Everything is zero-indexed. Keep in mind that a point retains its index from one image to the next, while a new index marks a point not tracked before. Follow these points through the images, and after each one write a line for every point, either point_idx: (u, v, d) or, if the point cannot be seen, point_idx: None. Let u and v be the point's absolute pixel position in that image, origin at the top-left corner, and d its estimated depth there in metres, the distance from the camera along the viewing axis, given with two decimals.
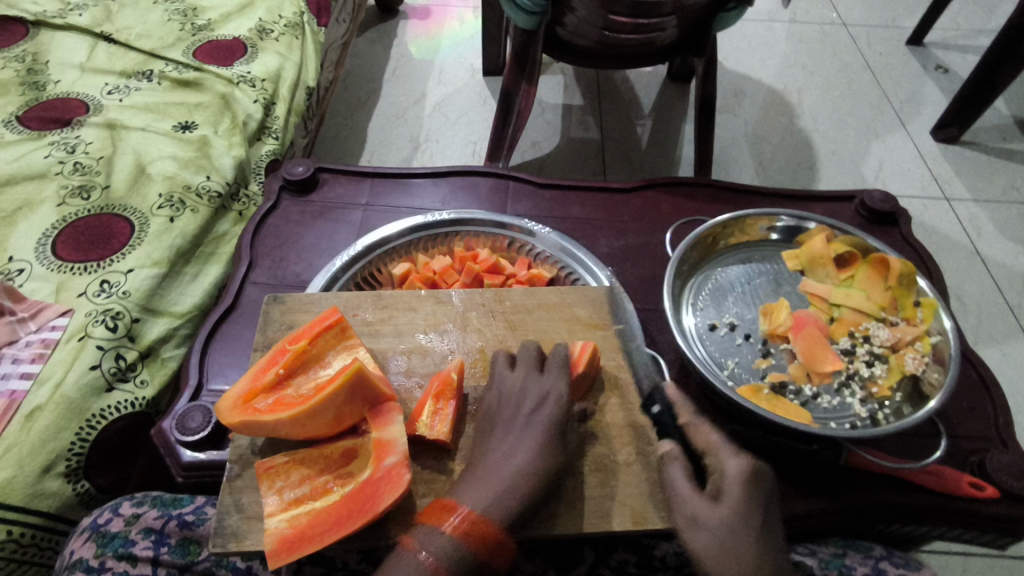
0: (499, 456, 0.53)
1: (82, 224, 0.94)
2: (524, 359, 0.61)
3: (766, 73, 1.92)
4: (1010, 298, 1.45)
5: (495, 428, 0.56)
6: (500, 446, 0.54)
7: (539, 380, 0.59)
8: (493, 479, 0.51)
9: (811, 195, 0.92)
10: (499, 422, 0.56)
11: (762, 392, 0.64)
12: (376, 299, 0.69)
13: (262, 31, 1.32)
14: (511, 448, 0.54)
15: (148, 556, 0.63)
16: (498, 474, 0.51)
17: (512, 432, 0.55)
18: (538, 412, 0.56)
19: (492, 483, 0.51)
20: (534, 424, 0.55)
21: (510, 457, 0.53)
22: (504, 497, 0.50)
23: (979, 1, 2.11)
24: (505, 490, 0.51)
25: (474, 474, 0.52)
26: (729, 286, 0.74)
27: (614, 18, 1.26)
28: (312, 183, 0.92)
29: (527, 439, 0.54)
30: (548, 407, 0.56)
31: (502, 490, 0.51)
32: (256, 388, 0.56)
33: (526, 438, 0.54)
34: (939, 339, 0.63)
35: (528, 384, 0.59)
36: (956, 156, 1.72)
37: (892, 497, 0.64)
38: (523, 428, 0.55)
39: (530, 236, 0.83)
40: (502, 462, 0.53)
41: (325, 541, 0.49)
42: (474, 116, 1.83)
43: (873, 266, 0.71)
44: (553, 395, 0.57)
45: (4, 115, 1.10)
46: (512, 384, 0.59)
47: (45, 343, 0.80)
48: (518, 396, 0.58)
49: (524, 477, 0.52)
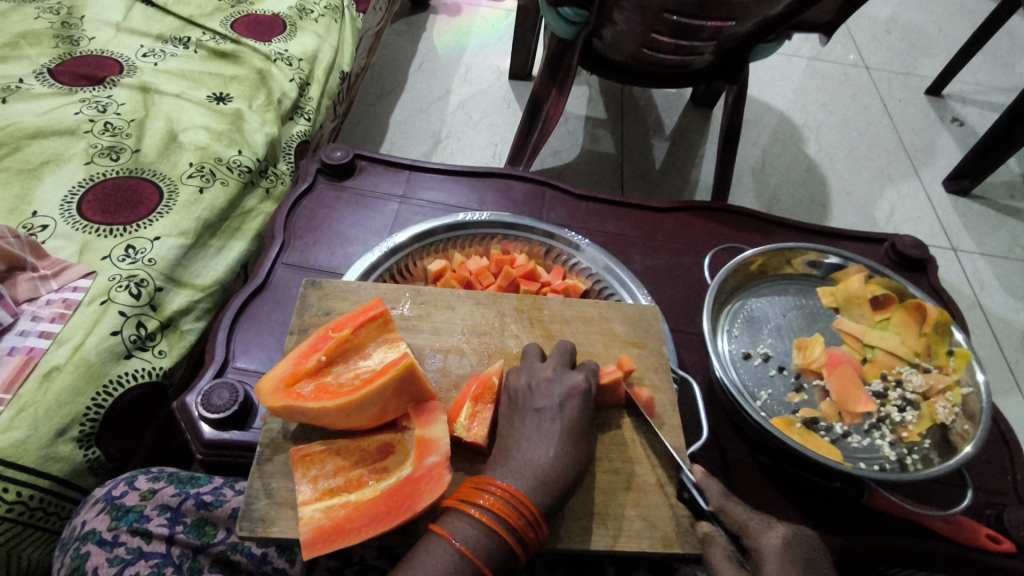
0: (529, 453, 0.52)
1: (109, 186, 0.92)
2: (558, 359, 0.60)
3: (788, 107, 1.94)
4: (1009, 352, 1.47)
5: (524, 424, 0.55)
6: (530, 443, 0.53)
7: (567, 374, 0.58)
8: (524, 477, 0.50)
9: (843, 234, 0.94)
10: (527, 417, 0.55)
11: (795, 426, 0.64)
12: (415, 294, 0.68)
13: (302, 10, 1.30)
14: (540, 446, 0.53)
15: (163, 533, 0.61)
16: (529, 475, 0.51)
17: (541, 429, 0.54)
18: (567, 409, 0.55)
19: (523, 484, 0.50)
20: (565, 431, 0.54)
21: (540, 457, 0.52)
22: (536, 496, 0.50)
23: (997, 59, 2.15)
24: (536, 488, 0.50)
25: (503, 468, 0.52)
26: (764, 317, 0.75)
27: (656, 37, 1.24)
28: (350, 169, 0.92)
29: (559, 442, 0.53)
30: (573, 403, 0.55)
31: (532, 489, 0.50)
32: (298, 372, 0.56)
33: (557, 441, 0.53)
34: (970, 391, 0.65)
35: (556, 377, 0.57)
36: (965, 208, 1.75)
37: (911, 542, 0.64)
38: (553, 428, 0.54)
39: (575, 249, 0.83)
40: (531, 463, 0.52)
41: (361, 536, 0.49)
42: (498, 118, 1.83)
43: (908, 310, 0.72)
44: (576, 386, 0.56)
45: (35, 65, 1.08)
46: (541, 376, 0.58)
47: (66, 303, 0.78)
48: (549, 389, 0.56)
49: (552, 478, 0.51)
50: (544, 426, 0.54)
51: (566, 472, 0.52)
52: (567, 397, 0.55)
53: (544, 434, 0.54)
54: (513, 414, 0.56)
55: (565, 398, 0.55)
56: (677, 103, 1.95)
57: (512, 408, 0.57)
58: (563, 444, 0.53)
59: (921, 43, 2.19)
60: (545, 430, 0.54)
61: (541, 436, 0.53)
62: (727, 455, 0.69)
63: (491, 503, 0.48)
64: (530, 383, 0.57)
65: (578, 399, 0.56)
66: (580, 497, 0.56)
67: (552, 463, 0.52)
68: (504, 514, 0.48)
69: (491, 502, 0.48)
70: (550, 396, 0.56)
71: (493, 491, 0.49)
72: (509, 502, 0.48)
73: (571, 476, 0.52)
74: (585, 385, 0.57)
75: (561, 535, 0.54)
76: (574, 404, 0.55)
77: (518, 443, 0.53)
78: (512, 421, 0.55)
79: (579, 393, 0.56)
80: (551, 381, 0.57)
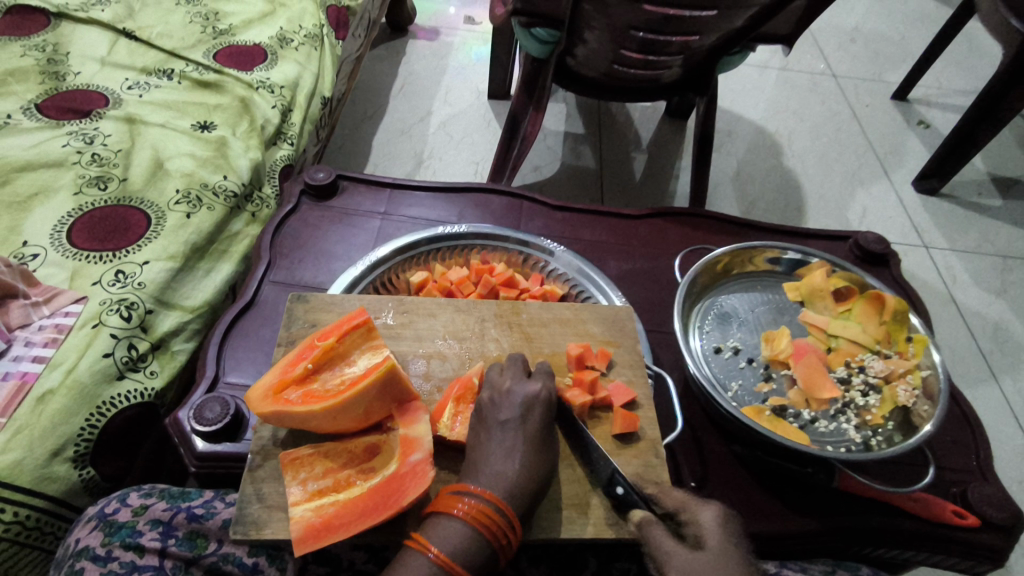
0: (499, 465, 0.54)
1: (97, 215, 0.95)
2: (514, 370, 0.62)
3: (759, 115, 2.00)
4: (982, 344, 1.51)
5: (491, 436, 0.56)
6: (496, 455, 0.55)
7: (526, 383, 0.60)
8: (497, 487, 0.52)
9: (809, 232, 0.98)
10: (493, 430, 0.57)
11: (764, 413, 0.67)
12: (398, 304, 0.71)
13: (282, 40, 1.35)
14: (506, 458, 0.55)
15: (155, 547, 0.63)
16: (501, 484, 0.53)
17: (505, 441, 0.56)
18: (529, 418, 0.57)
19: (499, 490, 0.52)
20: (529, 439, 0.56)
21: (508, 468, 0.54)
22: (511, 501, 0.52)
23: (959, 63, 2.24)
24: (511, 495, 0.52)
25: (476, 478, 0.54)
26: (734, 312, 0.79)
27: (625, 54, 1.29)
28: (332, 189, 0.95)
29: (524, 453, 0.55)
30: (537, 411, 0.58)
31: (507, 495, 0.52)
32: (286, 380, 0.58)
33: (523, 450, 0.55)
34: (929, 373, 0.68)
35: (515, 388, 0.59)
36: (934, 207, 1.81)
37: (879, 522, 0.67)
38: (518, 434, 0.56)
39: (551, 256, 0.86)
40: (498, 476, 0.53)
41: (350, 531, 0.51)
42: (478, 137, 1.88)
43: (869, 301, 0.75)
44: (535, 396, 0.59)
45: (23, 101, 1.11)
46: (502, 386, 0.60)
47: (58, 328, 0.80)
48: (509, 400, 0.58)
49: (524, 480, 0.54)
50: (508, 436, 0.56)
51: (535, 478, 0.54)
52: (529, 406, 0.58)
53: (508, 444, 0.56)
54: (478, 428, 0.58)
55: (526, 407, 0.58)
56: (652, 117, 2.01)
57: (478, 421, 0.58)
58: (528, 451, 0.56)
59: (885, 50, 2.28)
60: (509, 443, 0.56)
61: (506, 447, 0.55)
62: (704, 446, 0.72)
63: (467, 511, 0.50)
64: (492, 396, 0.59)
65: (540, 407, 0.58)
66: (563, 487, 0.59)
67: (520, 473, 0.54)
68: (480, 522, 0.50)
69: (467, 509, 0.51)
70: (513, 406, 0.58)
71: (470, 499, 0.51)
72: (485, 510, 0.51)
73: (540, 481, 0.55)
74: (544, 393, 0.59)
75: (543, 527, 0.56)
76: (536, 414, 0.58)
77: (486, 455, 0.55)
78: (479, 436, 0.57)
79: (538, 401, 0.59)
80: (510, 391, 0.59)
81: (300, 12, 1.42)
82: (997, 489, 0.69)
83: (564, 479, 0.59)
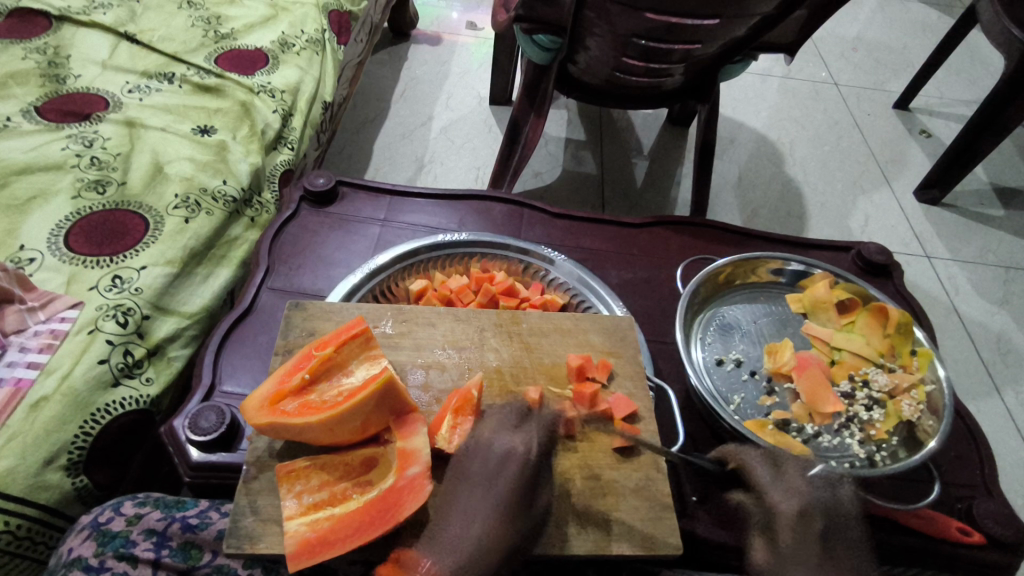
0: (457, 532, 0.48)
1: (95, 219, 0.94)
2: (498, 421, 0.58)
3: (761, 123, 2.00)
4: (984, 354, 1.50)
5: (458, 497, 0.51)
6: (457, 519, 0.49)
7: (507, 437, 0.55)
8: (448, 559, 0.46)
9: (812, 242, 0.97)
10: (461, 489, 0.51)
11: (768, 427, 0.66)
12: (397, 312, 0.71)
13: (284, 45, 1.35)
14: (467, 523, 0.49)
15: (148, 557, 0.63)
16: (454, 556, 0.47)
17: (470, 503, 0.50)
18: (501, 476, 0.52)
19: (448, 564, 0.46)
20: (497, 502, 0.50)
21: (466, 535, 0.48)
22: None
23: (961, 73, 2.24)
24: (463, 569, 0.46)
25: (430, 546, 0.48)
26: (736, 324, 0.78)
27: (627, 61, 1.29)
28: (332, 196, 0.94)
29: (488, 518, 0.49)
30: (513, 467, 0.52)
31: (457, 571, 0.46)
32: (282, 391, 0.58)
33: (487, 515, 0.49)
34: (933, 388, 0.67)
35: (492, 441, 0.55)
36: (936, 216, 1.80)
37: (887, 538, 0.66)
38: (487, 494, 0.50)
39: (552, 265, 0.85)
40: (454, 546, 0.47)
41: (345, 547, 0.50)
42: (479, 143, 1.88)
43: (873, 314, 0.74)
44: (514, 450, 0.54)
45: (23, 104, 1.10)
46: (480, 439, 0.55)
47: (54, 334, 0.79)
48: (484, 455, 0.53)
49: (484, 553, 0.47)
50: (475, 497, 0.50)
51: (497, 549, 0.48)
52: (504, 461, 0.53)
53: (473, 507, 0.50)
54: (450, 486, 0.53)
55: (501, 463, 0.53)
56: (654, 124, 2.01)
57: (454, 478, 0.53)
58: (494, 517, 0.49)
59: (887, 59, 2.28)
60: (473, 506, 0.50)
61: (470, 511, 0.49)
62: (705, 460, 0.71)
63: None
64: (469, 448, 0.55)
65: (518, 463, 0.53)
66: (560, 503, 0.58)
67: (477, 542, 0.47)
68: None
69: None
70: (486, 462, 0.53)
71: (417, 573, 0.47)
72: None
73: (503, 553, 0.48)
74: (523, 447, 0.54)
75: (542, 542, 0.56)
76: (511, 471, 0.52)
77: (447, 519, 0.50)
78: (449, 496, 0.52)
79: (516, 456, 0.53)
80: (488, 444, 0.54)
81: (302, 16, 1.42)
82: (1002, 505, 0.68)
83: (561, 494, 0.59)
